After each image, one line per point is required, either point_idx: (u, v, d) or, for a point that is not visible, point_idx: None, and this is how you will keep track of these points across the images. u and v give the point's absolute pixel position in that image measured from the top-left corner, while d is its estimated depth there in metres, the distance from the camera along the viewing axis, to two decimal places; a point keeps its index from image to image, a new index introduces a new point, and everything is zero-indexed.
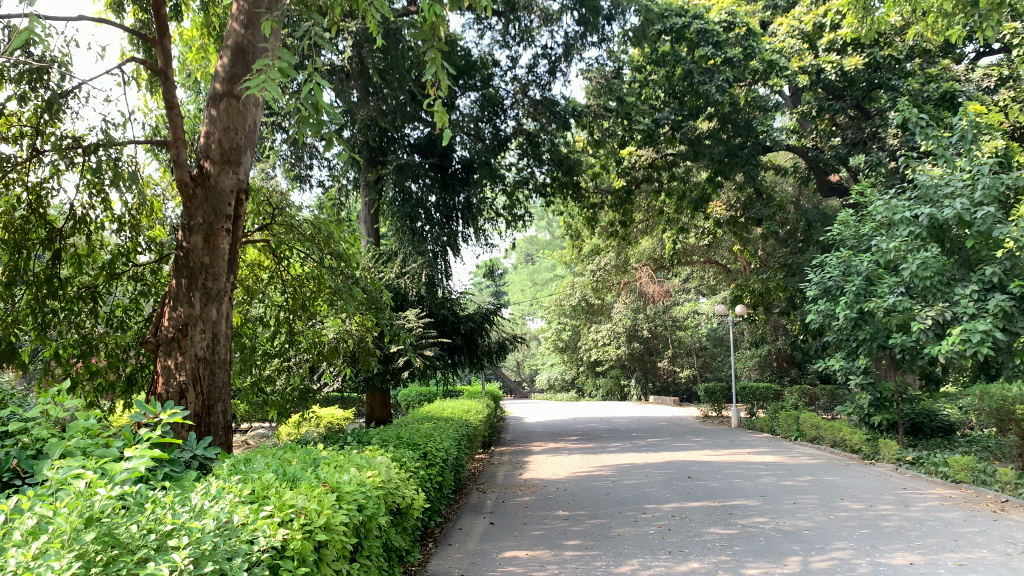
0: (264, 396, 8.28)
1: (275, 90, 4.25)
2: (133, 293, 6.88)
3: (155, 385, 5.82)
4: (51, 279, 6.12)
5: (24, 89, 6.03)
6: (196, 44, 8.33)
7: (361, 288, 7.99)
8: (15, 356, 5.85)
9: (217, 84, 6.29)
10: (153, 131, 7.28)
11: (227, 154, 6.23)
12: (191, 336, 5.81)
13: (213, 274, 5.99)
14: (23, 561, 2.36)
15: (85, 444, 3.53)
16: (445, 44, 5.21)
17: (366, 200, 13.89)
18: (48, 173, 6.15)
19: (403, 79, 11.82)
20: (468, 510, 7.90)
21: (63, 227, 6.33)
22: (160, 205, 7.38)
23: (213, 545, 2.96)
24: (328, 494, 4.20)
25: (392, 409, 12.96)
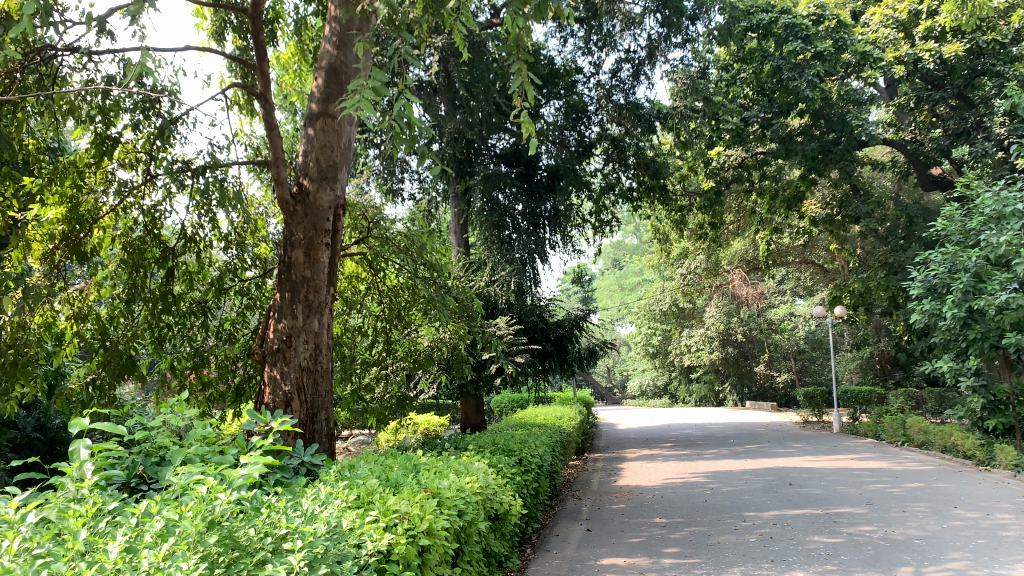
0: (364, 403, 8.44)
1: (368, 108, 4.35)
2: (240, 306, 7.21)
3: (263, 396, 6.09)
4: (166, 295, 6.49)
5: (138, 117, 6.42)
6: (292, 68, 8.69)
7: (453, 297, 8.25)
8: (135, 369, 6.20)
9: (313, 105, 6.55)
10: (255, 152, 7.61)
11: (325, 171, 6.46)
12: (295, 347, 6.06)
13: (314, 287, 6.24)
14: (155, 562, 2.51)
15: (204, 452, 3.71)
16: (530, 54, 5.18)
17: (455, 211, 14.13)
18: (161, 196, 6.51)
19: (488, 91, 12.00)
20: (564, 516, 7.90)
21: (175, 247, 6.70)
22: (263, 222, 7.68)
23: (324, 548, 3.08)
24: (429, 499, 4.31)
25: (486, 416, 13.08)
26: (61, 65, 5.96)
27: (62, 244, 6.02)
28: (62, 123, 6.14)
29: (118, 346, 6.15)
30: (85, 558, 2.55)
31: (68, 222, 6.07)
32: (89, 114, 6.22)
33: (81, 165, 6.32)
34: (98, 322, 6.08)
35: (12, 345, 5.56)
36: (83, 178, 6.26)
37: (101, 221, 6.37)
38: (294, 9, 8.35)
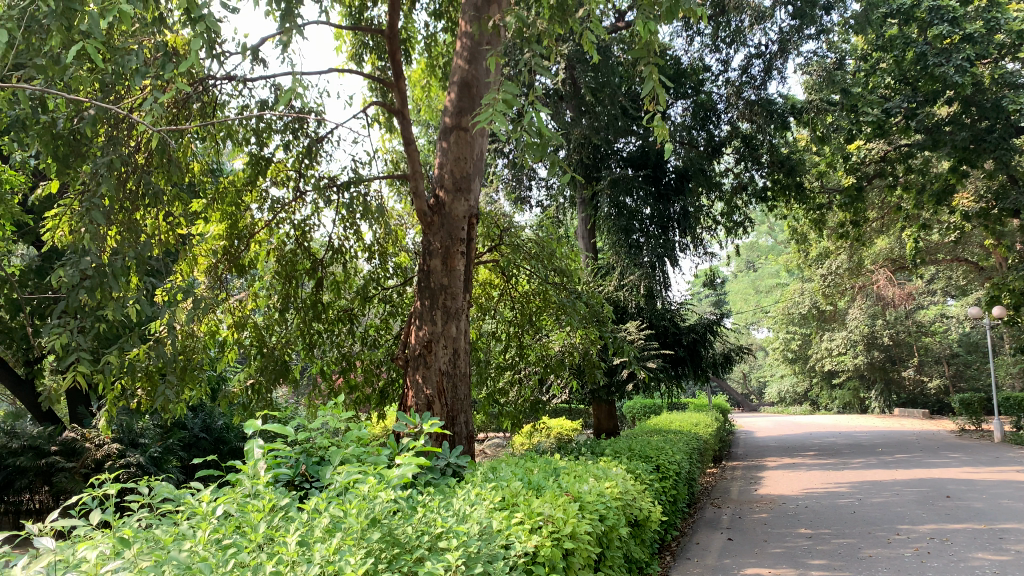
0: (499, 406, 8.48)
1: (501, 119, 4.49)
2: (383, 313, 7.56)
3: (406, 399, 6.35)
4: (316, 303, 6.89)
5: (288, 138, 6.85)
6: (422, 84, 8.95)
7: (584, 302, 8.25)
8: (288, 373, 6.60)
9: (446, 118, 6.77)
10: (394, 165, 7.95)
11: (459, 182, 6.65)
12: (435, 351, 6.28)
13: (451, 293, 6.44)
14: (327, 555, 2.70)
15: (360, 452, 3.93)
16: (661, 57, 5.15)
17: (583, 216, 14.13)
18: (310, 211, 6.90)
19: (614, 95, 12.01)
20: (704, 524, 7.75)
21: (324, 258, 7.09)
22: (403, 233, 7.97)
23: (477, 547, 3.18)
24: (572, 502, 4.35)
25: (619, 421, 12.99)
26: (220, 93, 6.42)
27: (224, 259, 6.50)
28: (222, 147, 6.62)
29: (274, 352, 6.57)
30: (265, 549, 2.78)
31: (229, 237, 6.55)
32: (245, 136, 6.69)
33: (239, 185, 6.79)
34: (256, 330, 6.50)
35: (183, 352, 6.02)
36: (241, 197, 6.74)
37: (257, 236, 6.82)
38: (425, 26, 8.66)
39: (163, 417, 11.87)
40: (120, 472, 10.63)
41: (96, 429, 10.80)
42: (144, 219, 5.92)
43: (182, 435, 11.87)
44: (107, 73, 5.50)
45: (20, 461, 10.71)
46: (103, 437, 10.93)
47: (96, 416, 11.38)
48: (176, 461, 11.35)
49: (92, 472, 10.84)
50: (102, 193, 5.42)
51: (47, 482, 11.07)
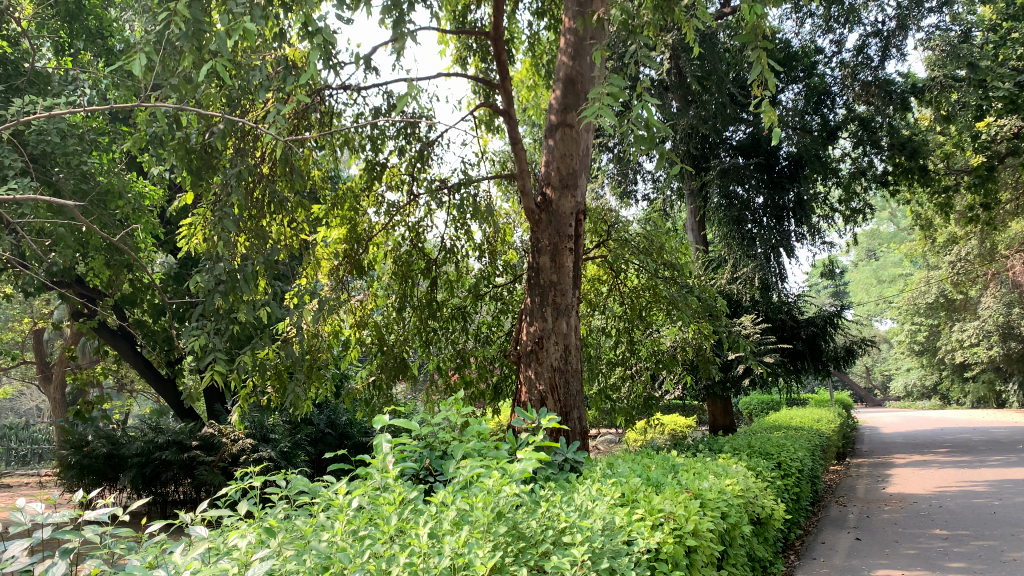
0: (611, 402, 8.42)
1: (607, 112, 4.48)
2: (495, 311, 7.65)
3: (520, 394, 6.42)
4: (431, 302, 7.08)
5: (402, 143, 7.05)
6: (526, 84, 9.01)
7: (696, 296, 8.08)
8: (406, 370, 6.81)
9: (552, 116, 6.79)
10: (501, 166, 8.04)
11: (566, 179, 6.66)
12: (546, 348, 6.31)
13: (561, 290, 6.45)
14: (456, 548, 2.78)
15: (481, 447, 4.02)
16: (771, 41, 4.91)
17: (692, 207, 13.86)
18: (423, 213, 7.08)
19: (721, 82, 11.85)
20: (829, 523, 7.48)
21: (437, 258, 7.25)
22: (511, 231, 8.04)
23: (601, 543, 3.19)
24: (693, 500, 4.28)
25: (735, 417, 12.68)
26: (337, 103, 6.67)
27: (345, 261, 6.76)
28: (340, 155, 6.88)
29: (393, 349, 6.81)
30: (397, 541, 2.88)
31: (349, 241, 6.80)
32: (361, 143, 6.94)
33: (356, 190, 7.04)
34: (376, 329, 6.73)
35: (309, 351, 6.31)
36: (358, 202, 6.98)
37: (374, 239, 7.05)
38: (528, 25, 8.71)
39: (291, 413, 12.41)
40: (253, 466, 11.20)
41: (231, 425, 11.45)
42: (270, 226, 6.24)
43: (309, 431, 12.38)
44: (235, 89, 5.83)
45: (165, 454, 11.43)
46: (237, 432, 11.53)
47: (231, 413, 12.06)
48: (305, 455, 11.83)
49: (229, 465, 11.48)
50: (232, 202, 5.76)
51: (189, 475, 11.78)
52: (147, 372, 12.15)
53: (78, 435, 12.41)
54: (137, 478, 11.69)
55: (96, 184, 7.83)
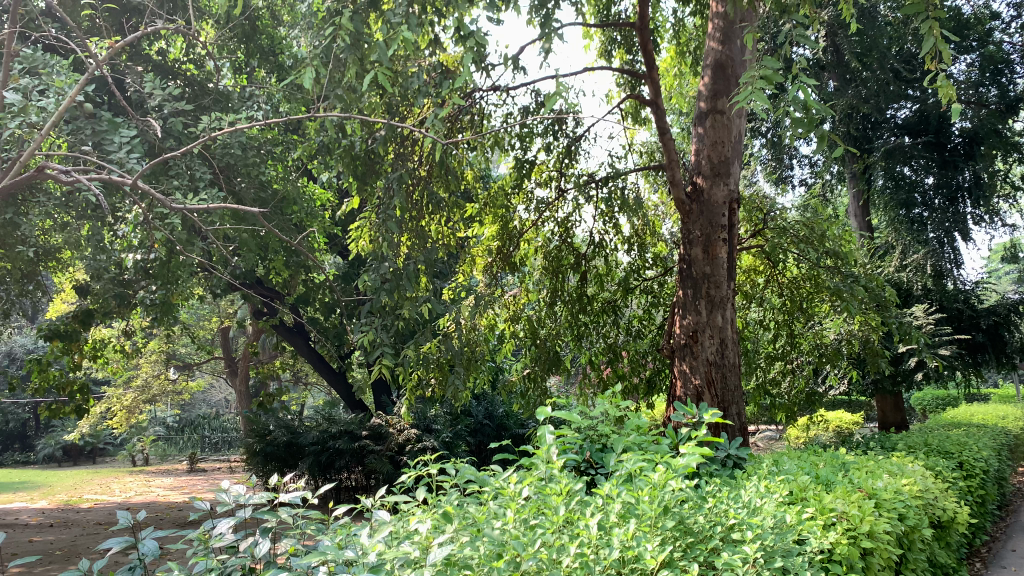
0: (771, 398, 8.13)
1: (760, 96, 4.34)
2: (646, 304, 7.56)
3: (675, 389, 6.33)
4: (582, 296, 7.09)
5: (550, 139, 7.13)
6: (673, 72, 8.83)
7: (862, 285, 7.63)
8: (560, 363, 6.89)
9: (702, 103, 6.63)
10: (648, 157, 7.93)
11: (717, 167, 6.48)
12: (701, 342, 6.19)
13: (715, 282, 6.29)
14: (626, 540, 2.81)
15: (641, 441, 4.01)
16: (944, 9, 4.51)
17: (853, 191, 13.15)
18: (572, 208, 7.11)
19: (883, 57, 11.21)
20: (1019, 529, 6.89)
21: (587, 252, 7.25)
22: (660, 223, 7.93)
23: (773, 540, 3.11)
24: (867, 500, 4.08)
25: (907, 413, 11.90)
26: (487, 104, 6.84)
27: (498, 258, 6.93)
28: (491, 154, 7.05)
29: (547, 343, 6.90)
30: (567, 531, 2.94)
31: (501, 238, 6.96)
32: (510, 142, 7.09)
33: (506, 188, 7.19)
34: (529, 323, 6.84)
35: (468, 345, 6.54)
36: (508, 200, 7.12)
37: (524, 235, 7.16)
38: (673, 12, 8.55)
39: (452, 405, 12.79)
40: (417, 456, 11.71)
41: (397, 416, 12.03)
42: (428, 226, 6.50)
43: (469, 423, 12.69)
44: (393, 96, 6.13)
45: (338, 443, 12.15)
46: (402, 423, 12.05)
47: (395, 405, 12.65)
48: (466, 446, 12.13)
49: (396, 454, 11.94)
50: (393, 205, 6.05)
51: (360, 462, 12.42)
52: (320, 366, 12.92)
53: (261, 424, 13.42)
54: (314, 465, 12.46)
55: (272, 192, 8.43)
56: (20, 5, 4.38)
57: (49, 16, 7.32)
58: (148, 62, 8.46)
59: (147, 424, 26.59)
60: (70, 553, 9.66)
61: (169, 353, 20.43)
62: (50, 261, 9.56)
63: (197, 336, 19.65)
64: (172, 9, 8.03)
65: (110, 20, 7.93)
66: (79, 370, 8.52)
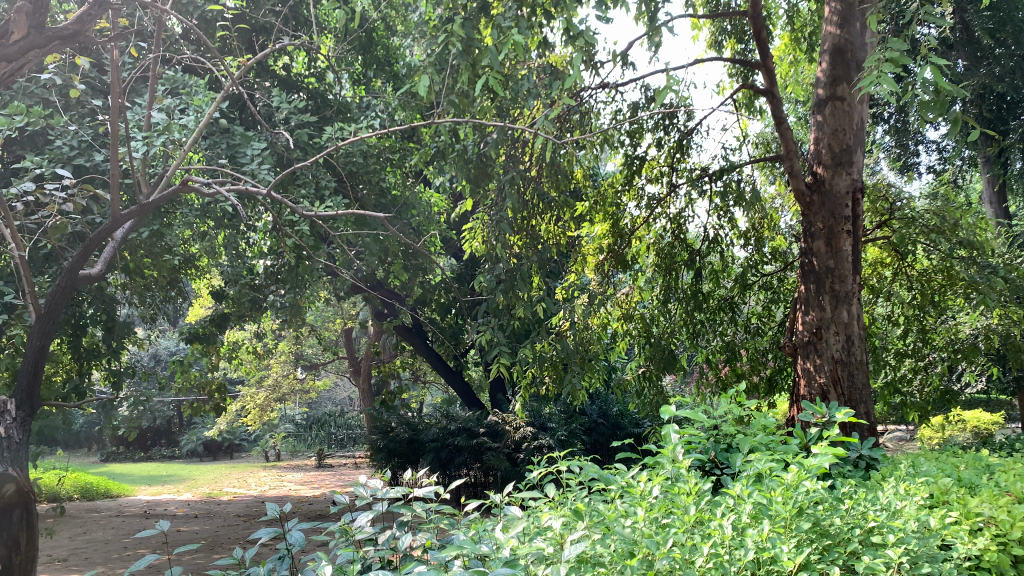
0: (902, 396, 7.74)
1: (888, 78, 4.17)
2: (765, 301, 7.35)
3: (798, 388, 6.14)
4: (697, 293, 6.88)
5: (660, 134, 7.04)
6: (788, 59, 8.56)
7: (1001, 276, 7.15)
8: (676, 362, 6.79)
9: (820, 90, 6.40)
10: (764, 148, 7.70)
11: (839, 156, 6.23)
12: (826, 338, 5.96)
13: (839, 276, 6.05)
14: (761, 541, 2.75)
15: (768, 441, 3.91)
16: None
17: (988, 175, 12.07)
18: (685, 203, 6.99)
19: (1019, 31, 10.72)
20: None
21: (701, 248, 7.06)
22: (778, 216, 7.69)
23: (917, 545, 2.97)
24: (1019, 505, 3.83)
25: None
26: (597, 101, 6.83)
27: (609, 256, 6.90)
28: (601, 152, 7.02)
29: (662, 341, 6.81)
30: (699, 531, 2.91)
31: (613, 235, 6.92)
32: (619, 139, 7.04)
33: (616, 186, 7.14)
34: (643, 322, 6.77)
35: (582, 343, 6.55)
36: (619, 197, 7.07)
37: (636, 232, 7.09)
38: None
39: (566, 403, 12.81)
40: (533, 453, 11.82)
41: (513, 414, 12.18)
42: (539, 226, 6.54)
43: (584, 421, 12.66)
44: (504, 99, 6.23)
45: (456, 440, 12.41)
46: (518, 421, 12.20)
47: (511, 403, 12.81)
48: (581, 444, 12.12)
49: (513, 451, 12.12)
50: (505, 206, 6.12)
51: (478, 459, 12.63)
52: (437, 365, 13.24)
53: (383, 421, 13.87)
54: (433, 461, 12.77)
55: (391, 197, 8.71)
56: (162, 31, 4.70)
57: (187, 39, 7.84)
58: (275, 77, 8.92)
59: (278, 422, 27.91)
60: (215, 541, 10.34)
61: (296, 353, 21.41)
62: (190, 267, 10.23)
63: (322, 338, 20.51)
64: (295, 25, 8.42)
65: (241, 39, 8.42)
66: (218, 370, 9.07)
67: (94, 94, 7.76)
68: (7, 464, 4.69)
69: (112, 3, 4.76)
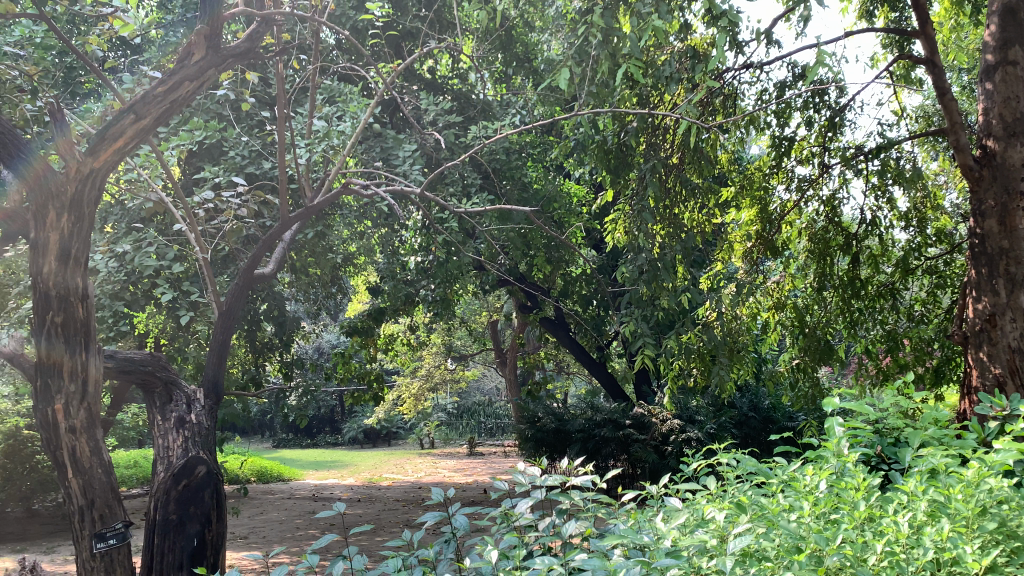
0: None
1: None
2: (929, 286, 6.87)
3: (969, 379, 5.71)
4: (854, 280, 6.52)
5: (810, 114, 6.74)
6: (952, 24, 7.95)
7: None
8: (833, 353, 6.48)
9: (988, 56, 5.91)
10: (925, 122, 7.20)
11: (1012, 127, 5.72)
12: (1001, 326, 5.51)
13: (1015, 258, 5.55)
14: (939, 540, 2.60)
15: (942, 435, 3.67)
16: None
17: None
18: (838, 185, 6.64)
19: None
20: None
21: (858, 232, 6.67)
22: (941, 194, 7.17)
23: None
24: None
25: None
26: (741, 83, 6.62)
27: (758, 243, 6.66)
28: (745, 135, 6.79)
29: (816, 332, 6.53)
30: (870, 528, 2.78)
31: (761, 222, 6.68)
32: (766, 121, 6.79)
33: (763, 169, 6.89)
34: (796, 311, 6.51)
35: (731, 334, 6.39)
36: (766, 181, 6.82)
37: (785, 217, 6.81)
38: None
39: (714, 395, 12.52)
40: (682, 446, 11.64)
41: (661, 406, 12.03)
42: (683, 214, 6.42)
43: (734, 414, 12.30)
44: (645, 86, 6.18)
45: (603, 431, 12.42)
46: (666, 412, 12.05)
47: (658, 395, 12.66)
48: (732, 437, 11.78)
49: (661, 444, 12.02)
50: (647, 196, 6.06)
51: (625, 451, 12.60)
52: (581, 357, 13.32)
53: (530, 412, 14.08)
54: (580, 451, 12.84)
55: (534, 191, 8.83)
56: (319, 42, 4.97)
57: (342, 48, 8.28)
58: (422, 80, 9.26)
59: (430, 412, 28.95)
60: (381, 523, 10.99)
61: (445, 345, 22.12)
62: (349, 265, 10.80)
63: (470, 330, 21.08)
64: (440, 28, 8.71)
65: (391, 45, 8.80)
66: (376, 361, 9.53)
67: (262, 105, 8.36)
68: (199, 447, 5.18)
69: (276, 19, 5.11)
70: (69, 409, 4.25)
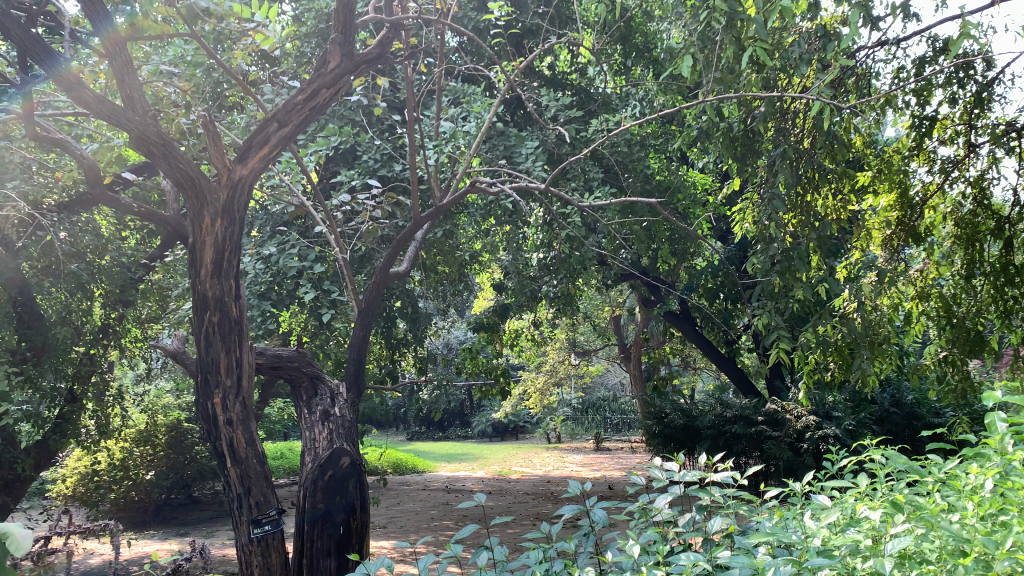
0: None
1: None
2: None
3: None
4: (1008, 266, 5.94)
5: (954, 89, 6.30)
6: None
7: None
8: (986, 345, 6.05)
9: None
10: None
11: None
12: None
13: None
14: None
15: None
16: None
17: None
18: (987, 165, 6.17)
19: None
20: None
21: (1011, 214, 6.11)
22: None
23: None
24: None
25: None
26: (875, 61, 6.28)
27: (899, 230, 6.30)
28: (882, 116, 6.45)
29: (965, 323, 6.11)
30: None
31: (901, 207, 6.32)
32: (904, 100, 6.41)
33: (902, 151, 6.50)
34: (942, 301, 6.12)
35: (871, 326, 6.09)
36: (906, 163, 6.44)
37: (928, 202, 6.41)
38: None
39: (852, 390, 11.93)
40: (819, 443, 11.19)
41: (795, 402, 11.61)
42: (814, 202, 6.17)
43: (875, 410, 11.68)
44: (772, 69, 5.99)
45: (735, 428, 12.11)
46: (800, 409, 11.61)
47: (791, 390, 12.23)
48: (874, 434, 11.21)
49: (796, 441, 11.59)
50: (777, 183, 5.85)
51: (757, 448, 12.23)
52: (708, 351, 13.04)
53: (656, 407, 13.90)
54: (710, 448, 12.57)
55: (656, 183, 8.70)
56: (443, 44, 5.07)
57: (465, 50, 8.47)
58: (543, 76, 9.32)
59: (556, 406, 29.09)
60: (513, 516, 11.16)
61: (570, 340, 22.19)
62: (475, 262, 11.00)
63: (595, 324, 21.05)
64: (561, 24, 8.74)
65: (512, 44, 8.92)
66: (503, 357, 9.64)
67: (391, 109, 8.67)
68: (342, 439, 5.43)
69: (403, 24, 5.26)
70: (226, 402, 4.54)
